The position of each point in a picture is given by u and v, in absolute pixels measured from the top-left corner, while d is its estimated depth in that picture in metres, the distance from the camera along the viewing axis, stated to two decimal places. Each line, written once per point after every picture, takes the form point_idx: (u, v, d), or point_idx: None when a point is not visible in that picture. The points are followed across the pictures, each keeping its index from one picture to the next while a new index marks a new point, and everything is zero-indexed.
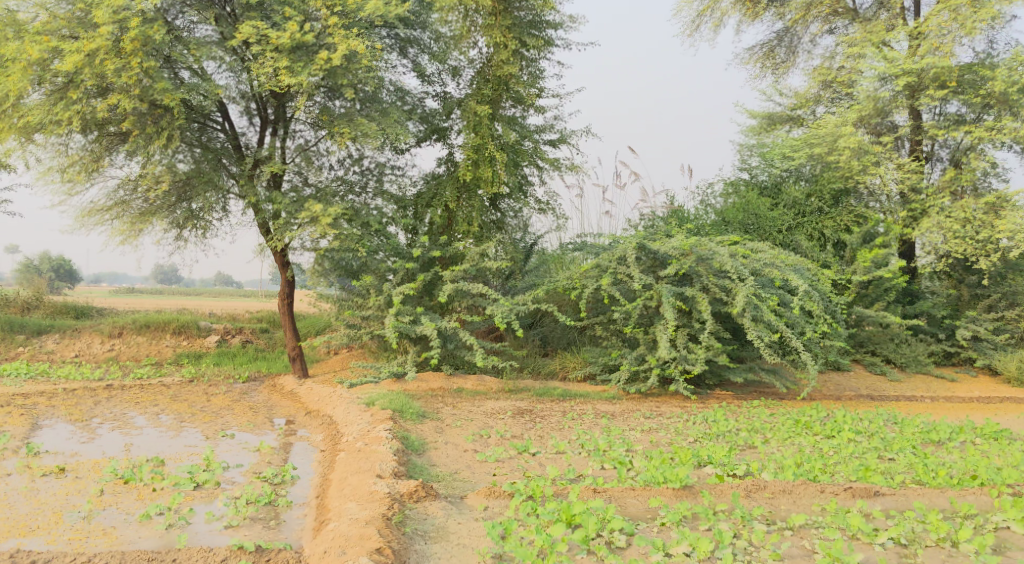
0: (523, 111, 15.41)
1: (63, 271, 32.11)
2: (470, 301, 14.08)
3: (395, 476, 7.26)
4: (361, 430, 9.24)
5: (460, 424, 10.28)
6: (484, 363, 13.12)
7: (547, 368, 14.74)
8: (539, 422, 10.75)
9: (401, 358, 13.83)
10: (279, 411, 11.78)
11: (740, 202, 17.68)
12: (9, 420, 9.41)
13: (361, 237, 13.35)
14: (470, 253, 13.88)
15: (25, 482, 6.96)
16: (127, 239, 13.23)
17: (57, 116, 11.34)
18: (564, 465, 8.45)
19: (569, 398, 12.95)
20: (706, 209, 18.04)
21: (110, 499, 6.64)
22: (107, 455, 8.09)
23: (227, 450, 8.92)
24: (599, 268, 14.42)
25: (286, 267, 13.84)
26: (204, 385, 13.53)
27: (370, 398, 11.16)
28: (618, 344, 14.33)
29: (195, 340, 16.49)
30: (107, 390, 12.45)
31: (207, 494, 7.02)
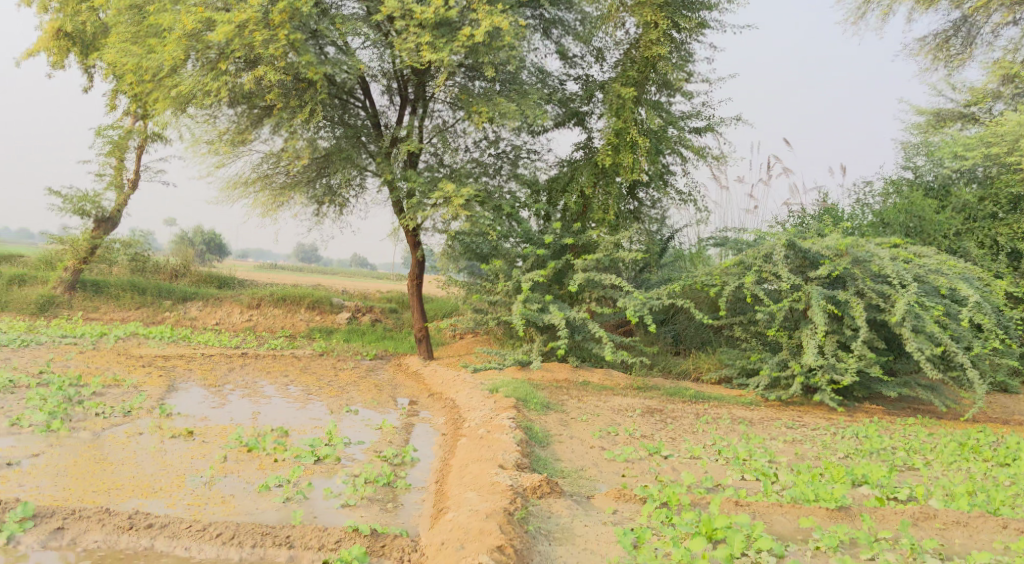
0: (669, 97, 14.59)
1: (213, 244, 34.18)
2: (602, 292, 13.39)
3: (517, 468, 6.79)
4: (484, 416, 8.89)
5: (586, 418, 9.72)
6: (613, 357, 12.46)
7: (678, 367, 13.88)
8: (670, 423, 10.04)
9: (527, 346, 13.38)
10: (402, 391, 11.69)
11: (902, 203, 15.96)
12: (148, 380, 9.72)
13: (493, 221, 12.99)
14: (604, 241, 13.19)
15: (155, 443, 7.00)
16: (268, 212, 13.53)
17: (208, 87, 11.67)
18: (700, 472, 7.72)
19: (703, 401, 12.08)
20: (862, 208, 16.52)
21: (233, 466, 6.58)
22: (235, 422, 8.13)
23: (350, 425, 8.83)
24: (743, 264, 13.35)
25: (416, 247, 13.74)
26: (333, 360, 13.68)
27: (494, 385, 10.79)
28: (758, 346, 13.28)
29: (328, 316, 16.85)
30: (242, 357, 12.83)
31: (327, 469, 6.86)
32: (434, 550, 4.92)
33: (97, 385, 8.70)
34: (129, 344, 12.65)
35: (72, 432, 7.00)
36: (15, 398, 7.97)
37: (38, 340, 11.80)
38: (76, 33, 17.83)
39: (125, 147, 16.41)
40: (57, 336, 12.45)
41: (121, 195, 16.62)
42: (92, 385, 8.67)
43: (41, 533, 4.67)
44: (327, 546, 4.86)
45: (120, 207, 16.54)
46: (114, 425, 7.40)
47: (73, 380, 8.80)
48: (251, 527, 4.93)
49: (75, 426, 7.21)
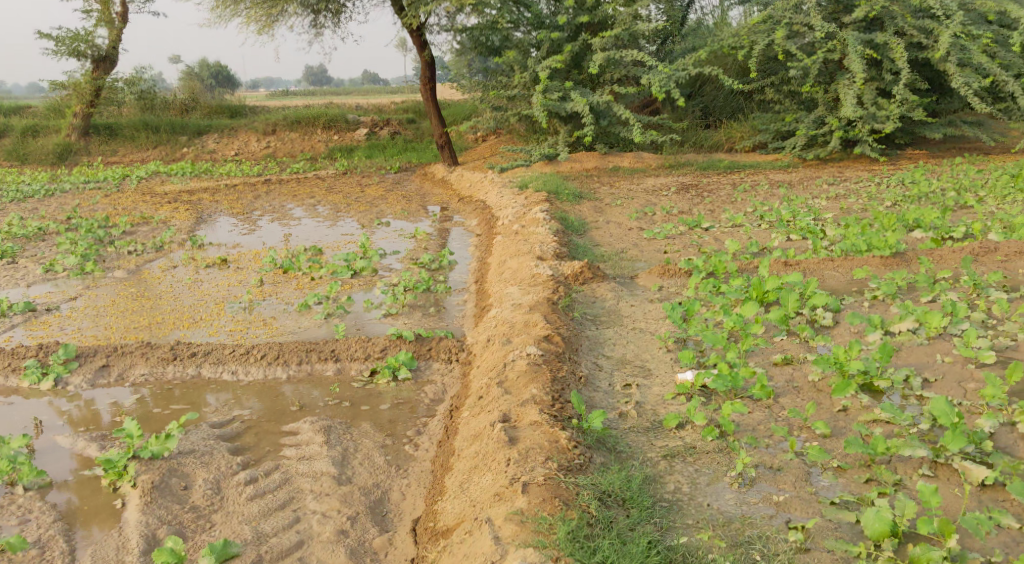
0: None
1: (221, 76, 33.05)
2: (624, 71, 12.50)
3: (556, 258, 6.60)
4: (516, 212, 8.64)
5: (621, 203, 9.40)
6: (643, 138, 11.89)
7: (711, 140, 13.27)
8: (708, 196, 9.68)
9: (552, 139, 12.80)
10: (431, 199, 11.42)
11: None
12: (176, 215, 9.59)
13: (500, 9, 11.93)
14: (621, 15, 12.09)
15: (190, 274, 6.94)
16: (264, 28, 12.60)
17: None
18: (744, 239, 7.44)
19: (739, 170, 11.60)
20: None
21: (271, 289, 6.51)
22: (267, 246, 8.03)
23: (383, 237, 8.68)
24: (771, 20, 12.17)
25: (423, 47, 12.86)
26: (357, 177, 13.38)
27: (523, 181, 10.44)
28: (794, 106, 12.51)
29: (346, 133, 16.34)
30: (267, 184, 12.57)
31: (365, 282, 6.78)
32: (481, 347, 4.83)
33: (126, 225, 8.56)
34: (152, 182, 12.43)
35: (107, 273, 6.93)
36: (49, 244, 7.83)
37: (61, 188, 11.62)
38: None
39: None
40: (80, 183, 12.25)
41: (112, 30, 15.71)
42: (121, 225, 8.54)
43: (87, 372, 4.58)
44: (373, 355, 4.82)
45: (114, 43, 15.69)
46: (148, 262, 7.33)
47: (101, 222, 8.67)
48: (295, 345, 4.88)
49: (109, 266, 7.13)
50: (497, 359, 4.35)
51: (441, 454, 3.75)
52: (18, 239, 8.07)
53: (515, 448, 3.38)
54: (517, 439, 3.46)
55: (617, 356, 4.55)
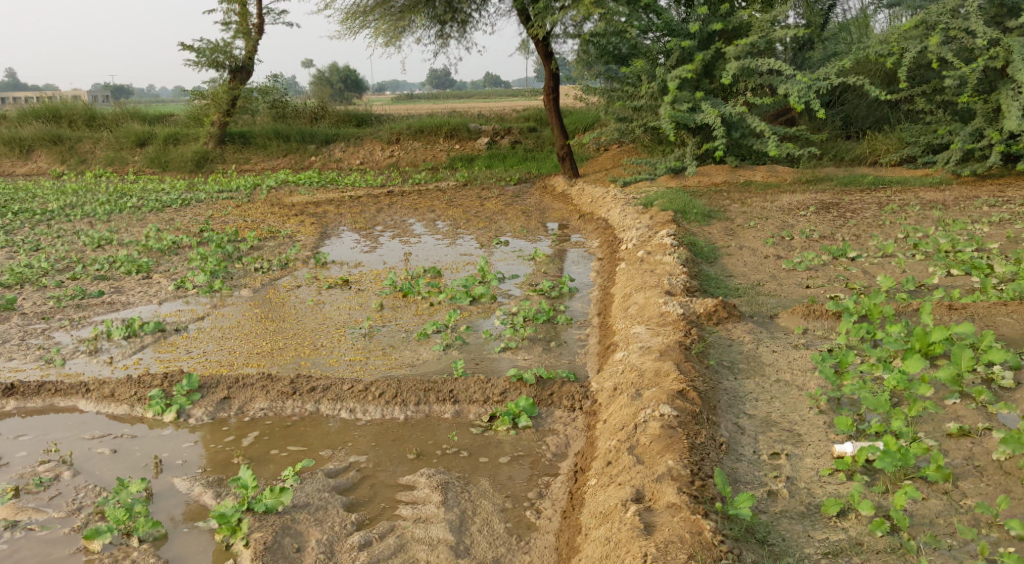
0: None
1: (351, 81, 34.21)
2: (759, 80, 11.66)
3: (687, 293, 6.17)
4: (640, 235, 8.22)
5: (755, 224, 8.76)
6: (778, 152, 11.12)
7: (852, 153, 12.18)
8: (851, 217, 8.84)
9: (678, 151, 12.23)
10: (551, 215, 11.16)
11: None
12: (302, 229, 9.78)
13: (629, 17, 11.34)
14: (758, 21, 11.24)
15: (313, 294, 6.98)
16: (391, 41, 12.70)
17: None
18: (896, 273, 6.68)
19: (885, 187, 10.64)
20: None
21: (391, 314, 6.44)
22: (388, 266, 8.00)
23: (503, 258, 8.49)
24: (924, 25, 11.09)
25: (548, 58, 12.62)
26: (477, 188, 13.32)
27: (647, 198, 9.99)
28: (948, 118, 11.33)
29: (467, 143, 16.36)
30: (389, 196, 12.70)
31: (484, 309, 6.60)
32: (608, 397, 4.49)
33: (254, 239, 8.77)
34: (281, 193, 12.83)
35: (233, 291, 7.08)
36: (180, 259, 8.09)
37: (198, 197, 12.15)
38: None
39: None
40: (215, 193, 12.79)
41: (249, 42, 16.38)
42: (249, 239, 8.76)
43: (209, 405, 4.63)
44: (492, 399, 4.57)
45: (250, 55, 16.35)
46: (274, 280, 7.44)
47: (231, 236, 8.92)
48: (413, 383, 4.70)
49: (236, 284, 7.28)
50: (627, 418, 4.01)
51: (566, 528, 3.47)
52: (155, 252, 8.39)
53: (652, 539, 3.04)
54: (654, 526, 3.13)
55: (762, 416, 4.09)
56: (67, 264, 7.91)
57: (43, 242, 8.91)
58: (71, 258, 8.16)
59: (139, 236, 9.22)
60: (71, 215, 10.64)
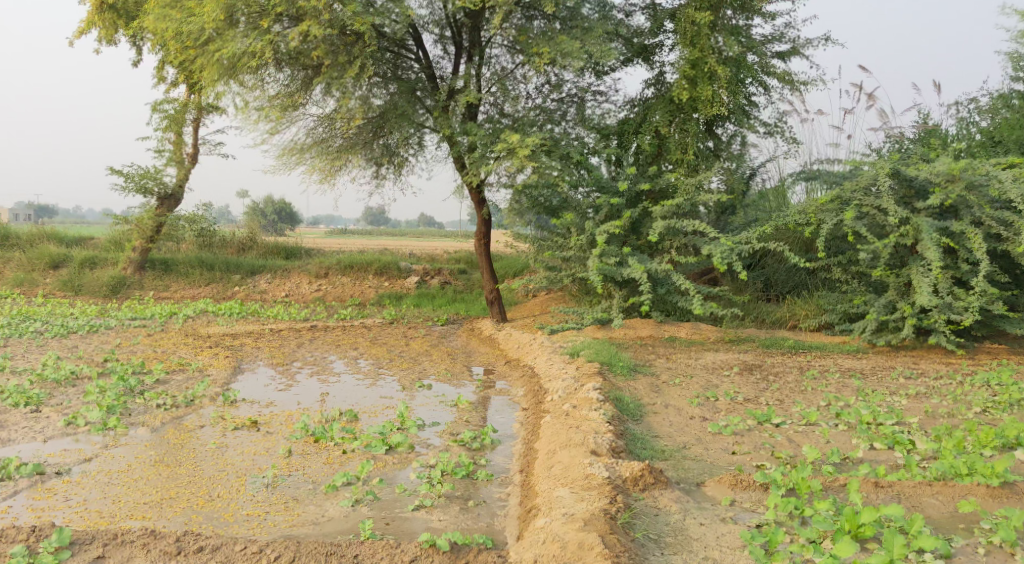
0: (747, 21, 12.30)
1: (285, 213, 34.37)
2: (684, 240, 12.07)
3: (613, 455, 5.98)
4: (567, 387, 8.08)
5: (680, 381, 8.71)
6: (702, 310, 11.35)
7: (773, 315, 12.55)
8: (774, 380, 8.91)
9: (606, 303, 12.38)
10: (477, 359, 10.99)
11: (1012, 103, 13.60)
12: (214, 362, 9.29)
13: (561, 170, 11.72)
14: (684, 184, 11.77)
15: (216, 437, 6.48)
16: (326, 177, 12.77)
17: (253, 49, 11.14)
18: (821, 443, 6.65)
19: (804, 351, 10.93)
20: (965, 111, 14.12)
21: (299, 463, 5.99)
22: (302, 407, 7.55)
23: (424, 403, 8.17)
24: (839, 200, 11.82)
25: (481, 204, 12.87)
26: (404, 328, 13.10)
27: (574, 347, 9.97)
28: (861, 289, 11.88)
29: (396, 281, 16.29)
30: (312, 331, 12.36)
31: (401, 460, 6.22)
32: None
33: (161, 372, 8.26)
34: (198, 322, 12.33)
35: (129, 430, 6.53)
36: (76, 392, 7.49)
37: (107, 324, 11.55)
38: (119, 5, 15.72)
39: (181, 120, 15.99)
40: (126, 320, 12.19)
41: (181, 170, 16.29)
42: (156, 372, 8.23)
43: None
44: None
45: (181, 182, 16.20)
46: (177, 418, 6.92)
47: (136, 367, 8.38)
48: (313, 545, 4.40)
49: (134, 422, 6.72)
50: None
51: None
52: (49, 383, 7.76)
53: None
54: None
55: None
56: None
57: None
58: None
59: (34, 363, 8.57)
60: None
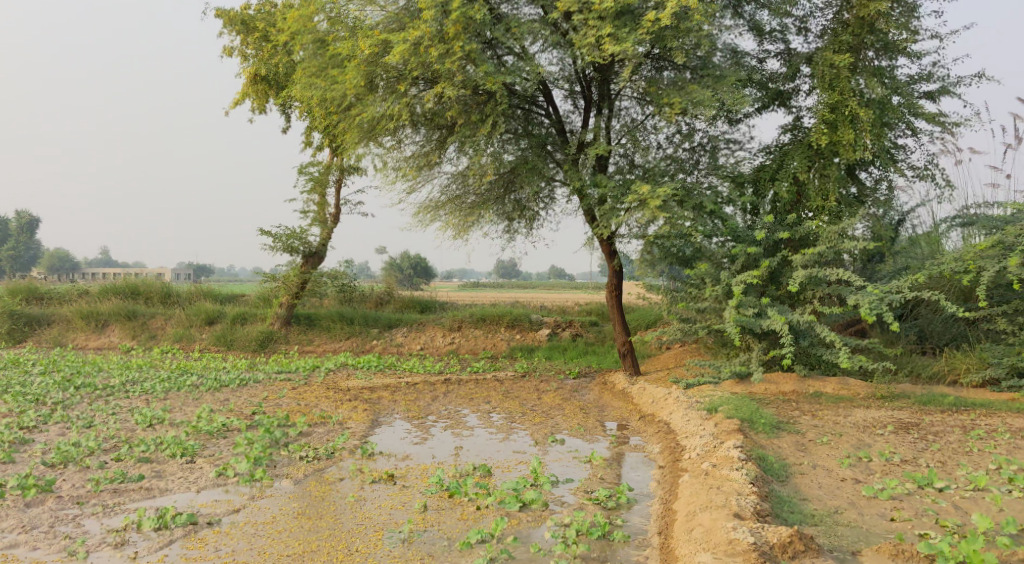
0: (891, 60, 11.73)
1: (420, 268, 35.70)
2: (828, 289, 11.42)
3: (757, 518, 5.64)
4: (705, 445, 7.73)
5: (828, 440, 8.13)
6: (850, 364, 10.63)
7: (930, 370, 11.57)
8: (934, 440, 8.14)
9: (744, 355, 11.88)
10: (610, 414, 10.76)
11: None
12: (353, 415, 9.61)
13: (694, 220, 11.49)
14: (826, 232, 11.21)
15: (355, 490, 6.66)
16: (458, 233, 13.15)
17: (390, 112, 11.75)
18: (994, 512, 5.98)
19: (968, 409, 9.96)
20: None
21: (434, 517, 6.08)
22: (436, 461, 7.65)
23: (557, 458, 8.06)
24: (1002, 245, 10.90)
25: (612, 256, 12.80)
26: (535, 381, 13.08)
27: (712, 403, 9.54)
28: None
29: (527, 333, 16.37)
30: (445, 384, 12.58)
31: (535, 518, 6.16)
32: None
33: (304, 424, 8.63)
34: (338, 376, 12.86)
35: (275, 481, 6.85)
36: (227, 443, 7.95)
37: (256, 378, 12.25)
38: (270, 78, 17.12)
39: (324, 182, 17.02)
40: (274, 373, 12.89)
41: (324, 229, 17.29)
42: (299, 425, 8.60)
43: None
44: None
45: (324, 241, 17.19)
46: (319, 470, 7.19)
47: (281, 420, 8.80)
48: None
49: (279, 474, 7.04)
50: None
51: None
52: (203, 434, 8.28)
53: None
54: None
55: None
56: (113, 444, 7.84)
57: (97, 419, 8.95)
58: (118, 437, 8.09)
59: (191, 416, 9.17)
60: (129, 391, 10.80)
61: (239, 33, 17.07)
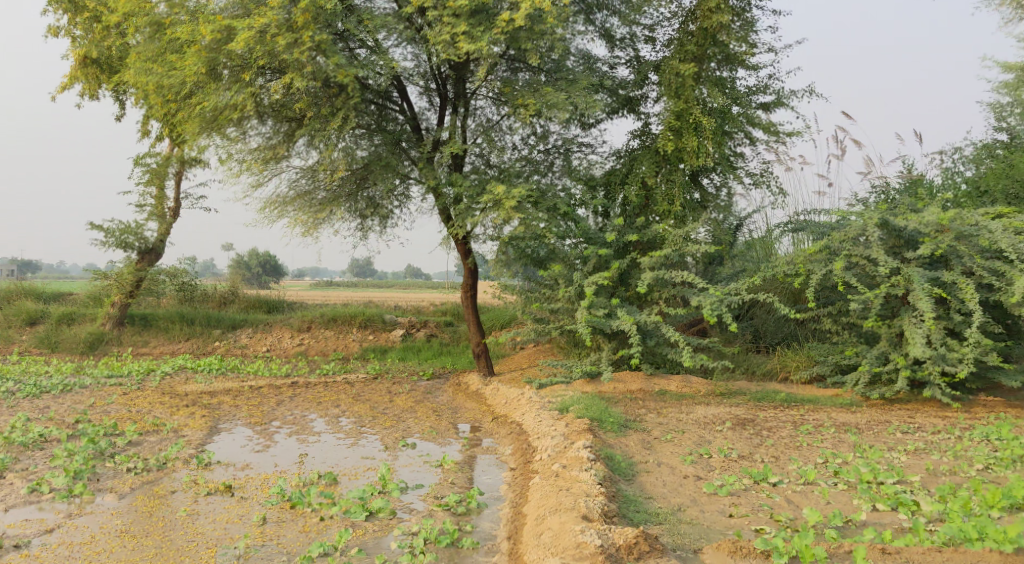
0: (731, 73, 12.35)
1: (270, 266, 34.17)
2: (673, 291, 11.87)
3: (605, 519, 5.68)
4: (556, 446, 7.74)
5: (671, 437, 8.38)
6: (692, 363, 11.06)
7: (763, 367, 12.31)
8: (767, 436, 8.61)
9: (594, 355, 12.13)
10: (463, 415, 10.63)
11: (999, 165, 13.14)
12: (190, 422, 8.90)
13: (548, 222, 11.59)
14: (672, 235, 11.64)
15: (188, 503, 6.11)
16: (307, 230, 12.57)
17: (234, 101, 11.02)
18: (821, 505, 6.34)
19: (797, 404, 10.65)
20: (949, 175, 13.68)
21: (274, 531, 5.69)
22: (279, 469, 7.19)
23: (407, 464, 7.80)
24: (828, 250, 11.69)
25: (467, 256, 12.68)
26: (388, 383, 12.72)
27: (563, 403, 9.62)
28: (852, 339, 11.66)
29: (381, 334, 15.94)
30: (293, 387, 11.97)
31: (382, 527, 5.88)
32: None
33: (134, 433, 7.88)
34: (175, 380, 11.93)
35: (97, 496, 6.19)
36: (44, 455, 7.11)
37: (81, 383, 11.13)
38: (103, 60, 15.70)
39: (163, 174, 15.82)
40: (102, 378, 11.77)
41: (163, 224, 16.05)
42: (128, 434, 7.85)
43: None
44: None
45: (162, 237, 15.97)
46: (147, 482, 6.56)
47: (108, 428, 7.99)
48: None
49: (102, 488, 6.37)
50: None
51: None
52: (15, 446, 7.37)
53: None
54: None
55: None
56: None
57: None
58: None
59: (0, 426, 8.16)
60: None
61: (66, 9, 15.53)
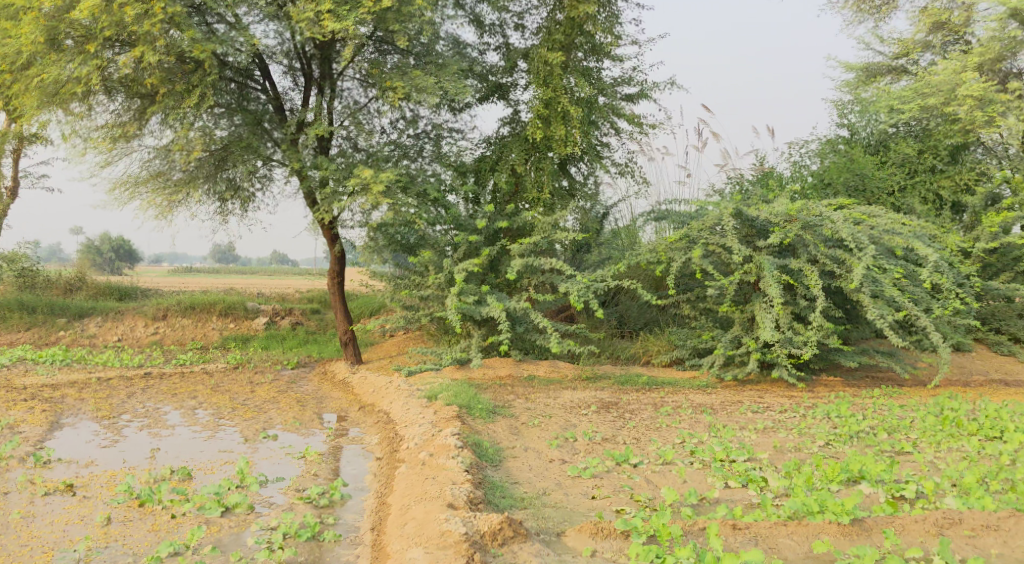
0: (597, 64, 12.60)
1: (123, 251, 31.91)
2: (542, 278, 12.01)
3: (470, 505, 5.64)
4: (424, 434, 7.63)
5: (539, 422, 8.47)
6: (560, 349, 11.22)
7: (627, 352, 12.71)
8: (630, 418, 8.86)
9: (464, 342, 12.09)
10: (329, 405, 10.32)
11: (842, 160, 14.07)
12: (28, 418, 8.15)
13: (417, 208, 11.42)
14: (541, 223, 11.78)
15: (22, 505, 5.68)
16: (161, 213, 11.77)
17: (77, 73, 10.13)
18: (678, 483, 6.59)
19: (658, 387, 11.05)
20: (797, 168, 14.56)
21: (118, 531, 5.31)
22: (127, 466, 6.69)
23: (268, 456, 7.46)
24: (688, 238, 12.16)
25: (334, 241, 12.28)
26: (250, 373, 12.16)
27: (433, 390, 9.52)
28: (709, 323, 12.23)
29: (243, 322, 15.19)
30: (145, 378, 11.20)
31: (238, 522, 5.58)
32: None
33: None
34: (10, 372, 10.88)
35: None
36: None
37: None
38: None
39: None
40: None
41: None
42: None
43: None
44: None
45: None
46: None
47: None
48: None
49: None
50: None
51: None
52: None
53: None
54: None
55: None
56: None
57: None
58: None
59: None
60: None
61: None
